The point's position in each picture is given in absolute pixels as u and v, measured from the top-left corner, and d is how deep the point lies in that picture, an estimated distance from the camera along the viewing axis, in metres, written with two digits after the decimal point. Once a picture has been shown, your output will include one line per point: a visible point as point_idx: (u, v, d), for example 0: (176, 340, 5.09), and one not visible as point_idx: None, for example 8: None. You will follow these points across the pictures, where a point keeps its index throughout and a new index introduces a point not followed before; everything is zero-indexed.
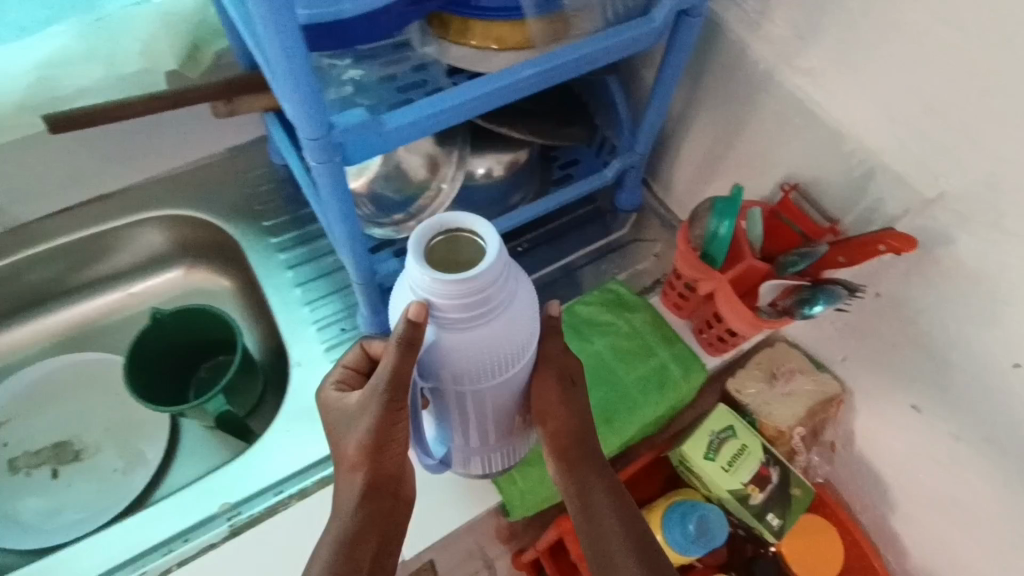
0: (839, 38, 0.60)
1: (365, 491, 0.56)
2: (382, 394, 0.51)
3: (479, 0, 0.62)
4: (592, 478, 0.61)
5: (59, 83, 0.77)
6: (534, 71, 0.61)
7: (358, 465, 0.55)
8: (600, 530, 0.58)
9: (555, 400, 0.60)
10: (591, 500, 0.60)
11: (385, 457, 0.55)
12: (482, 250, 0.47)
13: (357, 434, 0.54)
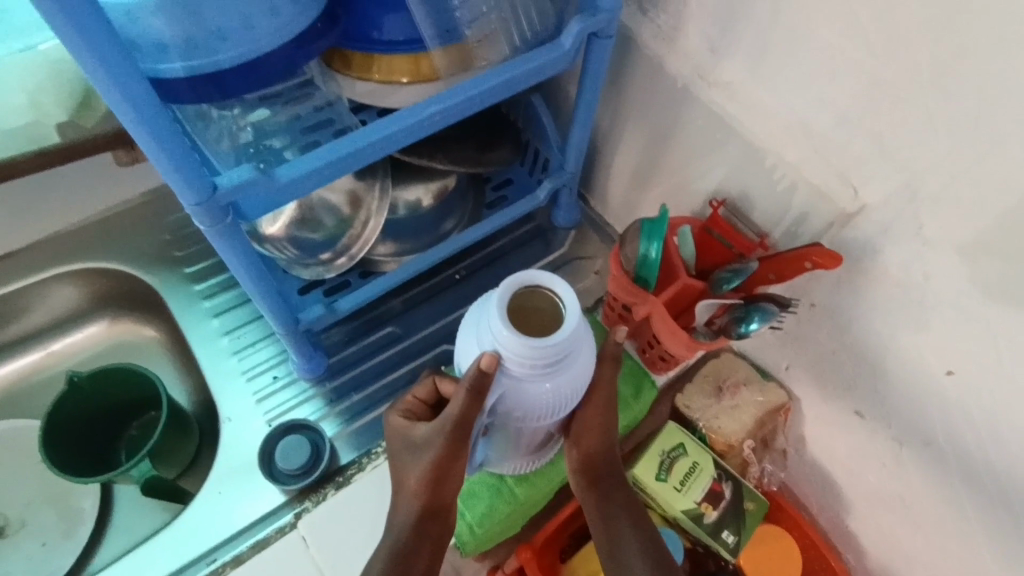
0: (750, 52, 0.59)
1: (421, 514, 0.60)
2: (448, 432, 0.55)
3: (380, 34, 0.59)
4: (615, 494, 0.67)
5: None
6: (439, 108, 0.58)
7: (418, 493, 0.60)
8: (619, 545, 0.64)
9: (589, 422, 0.65)
10: (612, 516, 0.66)
11: (441, 488, 0.59)
12: (560, 308, 0.55)
13: (421, 465, 0.59)
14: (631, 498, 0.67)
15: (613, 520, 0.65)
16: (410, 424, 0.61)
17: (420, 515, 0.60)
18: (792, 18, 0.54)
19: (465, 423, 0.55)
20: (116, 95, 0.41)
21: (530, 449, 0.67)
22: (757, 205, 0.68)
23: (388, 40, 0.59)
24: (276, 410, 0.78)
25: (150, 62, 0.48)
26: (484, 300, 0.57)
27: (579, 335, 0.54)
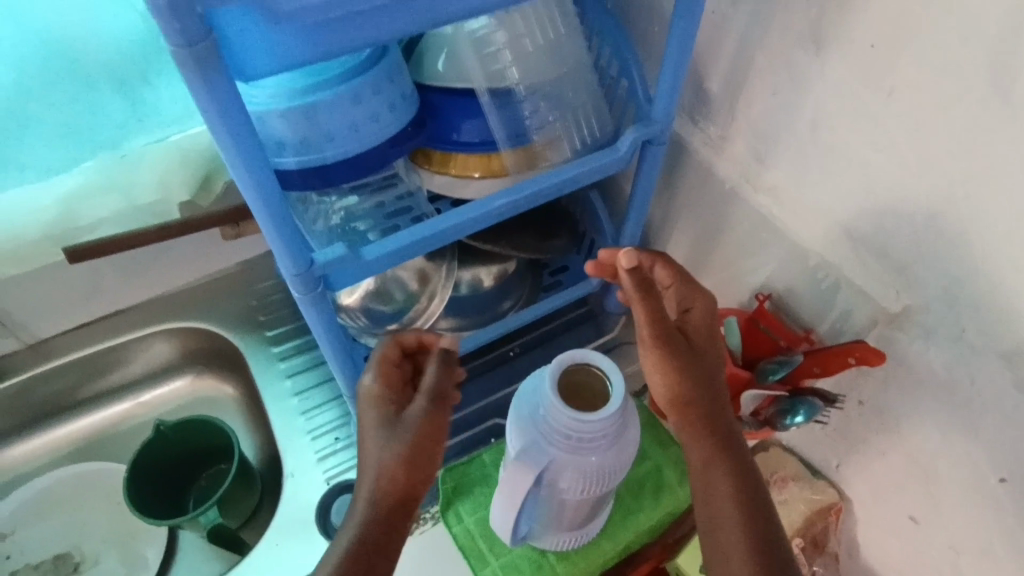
0: (792, 162, 0.65)
1: (389, 505, 0.57)
2: (427, 405, 0.59)
3: (459, 135, 0.68)
4: (722, 451, 0.60)
5: (80, 216, 0.78)
6: (507, 200, 0.65)
7: (391, 478, 0.57)
8: (723, 515, 0.58)
9: (677, 361, 0.60)
10: (718, 476, 0.59)
11: (406, 475, 0.57)
12: (607, 386, 0.59)
13: (393, 446, 0.58)
14: (744, 459, 0.60)
15: (720, 483, 0.59)
16: (381, 391, 0.62)
17: (389, 506, 0.57)
18: (829, 132, 0.60)
19: (444, 397, 0.60)
20: (249, 186, 0.50)
21: (570, 522, 0.69)
22: (803, 301, 0.71)
23: (465, 141, 0.68)
24: (335, 470, 0.83)
25: (272, 156, 0.58)
26: (536, 374, 0.62)
27: (623, 413, 0.58)
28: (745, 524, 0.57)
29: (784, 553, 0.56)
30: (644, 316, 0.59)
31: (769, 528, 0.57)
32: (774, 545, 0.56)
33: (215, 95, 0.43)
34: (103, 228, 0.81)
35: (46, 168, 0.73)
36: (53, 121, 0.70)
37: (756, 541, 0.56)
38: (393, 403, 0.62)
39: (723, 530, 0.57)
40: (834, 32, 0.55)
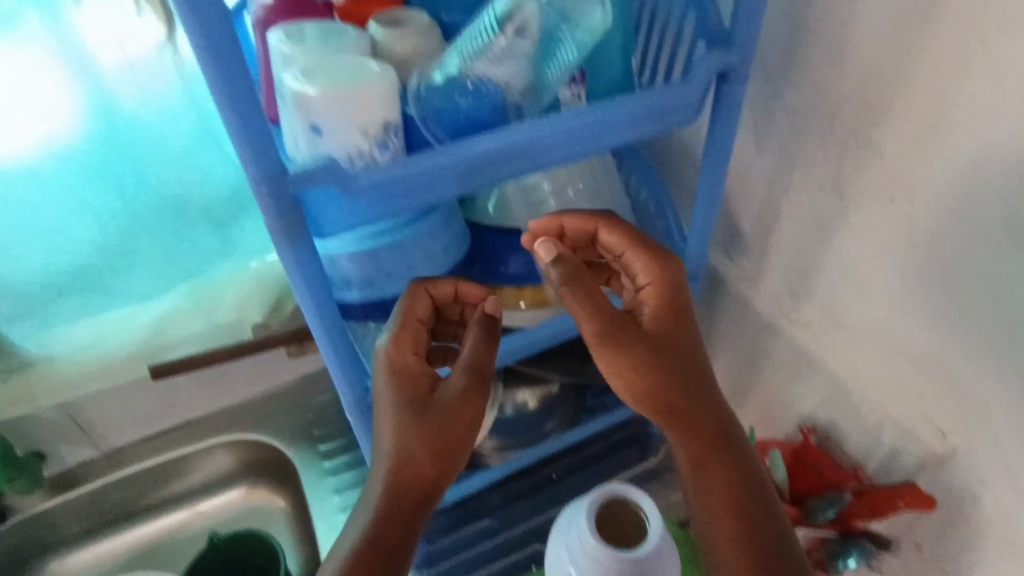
0: (826, 299, 0.67)
1: (409, 490, 0.57)
2: (467, 380, 0.58)
3: (506, 269, 0.74)
4: (703, 442, 0.59)
5: (167, 334, 0.86)
6: (550, 332, 0.72)
7: (419, 462, 0.57)
8: (717, 513, 0.57)
9: (635, 357, 0.56)
10: (705, 468, 0.59)
11: (437, 463, 0.57)
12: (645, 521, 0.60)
13: (424, 426, 0.57)
14: (728, 445, 0.59)
15: (711, 476, 0.58)
16: (410, 365, 0.59)
17: (408, 492, 0.57)
18: (861, 274, 0.62)
19: (484, 378, 0.58)
20: (319, 327, 0.56)
21: None
22: (847, 437, 0.71)
23: (513, 273, 0.74)
24: None
25: (338, 291, 0.65)
26: (572, 507, 0.63)
27: (662, 550, 0.58)
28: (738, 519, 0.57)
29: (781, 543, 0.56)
30: (591, 312, 0.56)
31: (763, 511, 0.57)
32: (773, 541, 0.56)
33: (298, 255, 0.50)
34: (186, 344, 0.87)
35: (144, 294, 0.82)
36: (156, 259, 0.80)
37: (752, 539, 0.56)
38: (420, 374, 0.59)
39: (721, 526, 0.57)
40: (854, 185, 0.59)
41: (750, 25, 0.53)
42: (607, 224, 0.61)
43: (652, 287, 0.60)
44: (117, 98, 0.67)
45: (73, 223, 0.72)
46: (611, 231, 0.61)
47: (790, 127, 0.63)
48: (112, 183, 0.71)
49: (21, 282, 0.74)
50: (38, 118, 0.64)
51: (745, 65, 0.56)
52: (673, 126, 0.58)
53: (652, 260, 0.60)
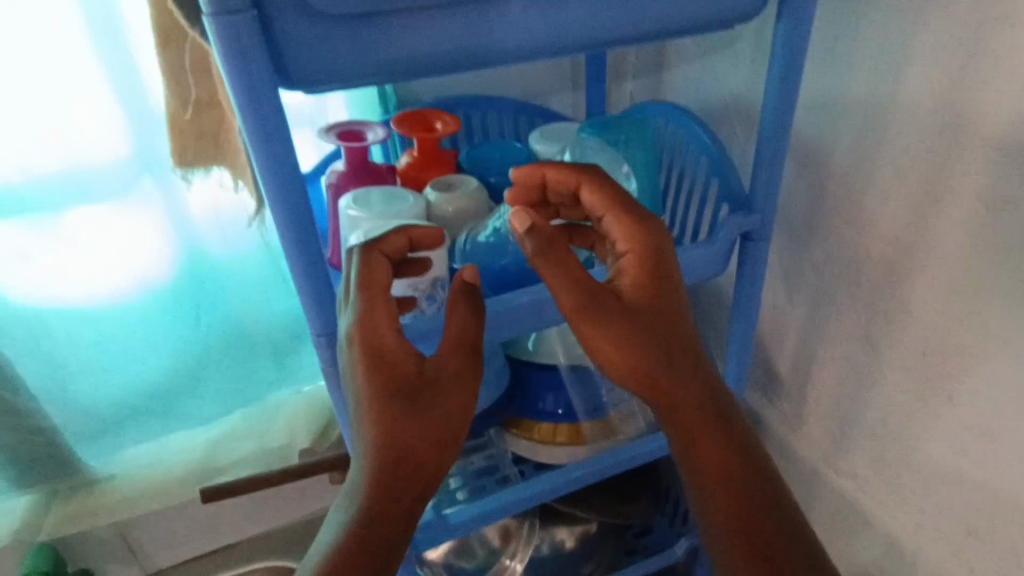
0: (871, 450, 0.66)
1: (405, 497, 0.44)
2: (465, 357, 0.47)
3: (543, 405, 0.76)
4: (700, 426, 0.47)
5: (219, 457, 0.92)
6: (583, 470, 0.71)
7: (415, 456, 0.44)
8: (723, 512, 0.45)
9: (616, 329, 0.45)
10: (705, 460, 0.46)
11: (423, 458, 0.45)
12: None
13: (420, 416, 0.45)
14: (733, 431, 0.47)
15: (714, 468, 0.46)
16: (392, 342, 0.45)
17: (399, 495, 0.44)
18: (904, 428, 0.62)
19: (475, 349, 0.47)
20: None
21: None
22: None
23: (550, 410, 0.75)
24: None
25: None
26: None
27: None
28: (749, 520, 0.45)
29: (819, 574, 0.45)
30: (558, 277, 0.46)
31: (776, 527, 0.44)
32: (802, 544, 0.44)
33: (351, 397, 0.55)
34: (235, 468, 0.92)
35: (204, 419, 0.87)
36: (221, 385, 0.85)
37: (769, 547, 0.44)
38: (399, 349, 0.45)
39: (730, 529, 0.45)
40: (886, 338, 0.61)
41: (769, 192, 0.58)
42: (591, 181, 0.50)
43: (631, 246, 0.48)
44: (206, 247, 0.76)
45: (151, 352, 0.79)
46: (593, 187, 0.50)
47: (819, 278, 0.66)
48: (190, 317, 0.79)
49: (99, 407, 0.79)
50: (137, 265, 0.72)
51: (767, 226, 0.60)
52: (703, 278, 0.60)
53: (634, 211, 0.49)
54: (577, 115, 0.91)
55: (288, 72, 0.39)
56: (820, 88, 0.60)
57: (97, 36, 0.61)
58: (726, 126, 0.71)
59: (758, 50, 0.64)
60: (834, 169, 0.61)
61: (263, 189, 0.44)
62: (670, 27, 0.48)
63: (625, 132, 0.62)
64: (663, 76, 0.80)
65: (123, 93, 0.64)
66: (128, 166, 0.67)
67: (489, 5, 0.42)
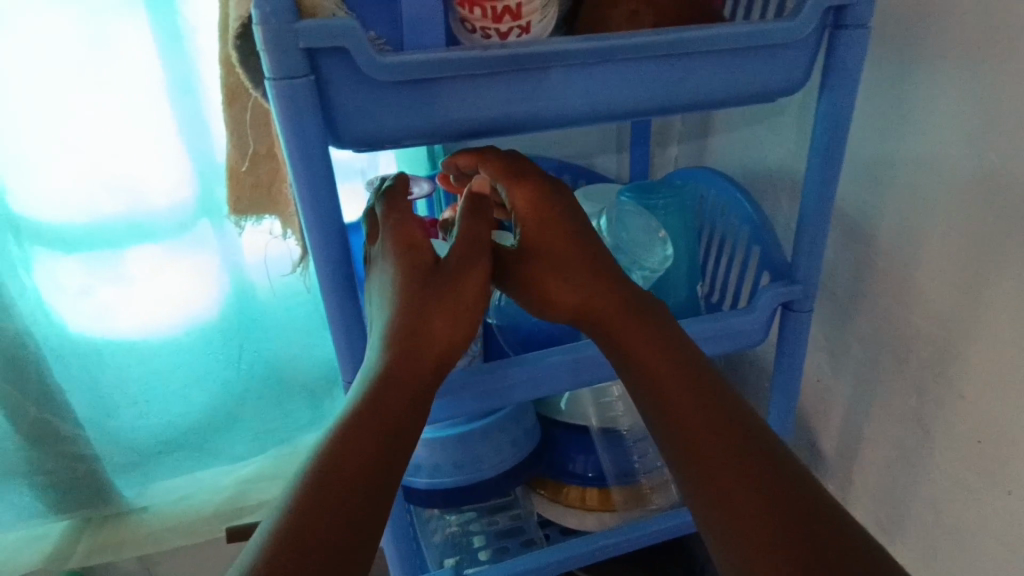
0: (921, 540, 0.62)
1: (421, 364, 0.46)
2: (474, 246, 0.51)
3: (572, 467, 0.74)
4: (661, 366, 0.47)
5: (247, 496, 0.93)
6: (610, 540, 0.68)
7: (433, 327, 0.48)
8: (703, 466, 0.43)
9: (550, 272, 0.51)
10: (669, 402, 0.46)
11: (433, 341, 0.47)
12: None
13: (437, 293, 0.48)
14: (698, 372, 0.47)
15: (683, 420, 0.45)
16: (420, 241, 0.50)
17: (415, 362, 0.46)
18: (956, 520, 0.58)
19: (482, 245, 0.51)
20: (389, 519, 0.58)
21: None
22: None
23: (580, 473, 0.74)
24: None
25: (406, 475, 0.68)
26: None
27: None
28: (732, 466, 0.42)
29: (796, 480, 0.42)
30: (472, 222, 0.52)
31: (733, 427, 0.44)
32: (805, 489, 0.41)
33: None
34: (262, 509, 0.92)
35: (237, 457, 0.88)
36: (255, 426, 0.87)
37: (759, 489, 0.41)
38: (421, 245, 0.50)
39: (714, 482, 0.42)
40: (936, 420, 0.58)
41: (812, 265, 0.57)
42: (487, 156, 0.53)
43: (523, 190, 0.52)
44: (253, 288, 0.78)
45: (192, 389, 0.81)
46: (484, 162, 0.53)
47: (864, 354, 0.64)
48: (233, 357, 0.81)
49: (138, 439, 0.82)
50: (188, 303, 0.76)
51: (810, 296, 0.58)
52: (737, 348, 0.59)
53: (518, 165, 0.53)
54: (619, 175, 0.93)
55: (339, 133, 0.42)
56: (865, 162, 0.59)
57: (174, 94, 0.66)
58: (768, 194, 0.71)
59: (801, 121, 0.64)
60: (880, 244, 0.59)
61: (308, 240, 0.45)
62: (713, 96, 0.49)
63: (662, 198, 0.62)
64: (706, 142, 0.81)
65: (191, 146, 0.69)
66: (188, 211, 0.71)
67: (532, 72, 0.43)
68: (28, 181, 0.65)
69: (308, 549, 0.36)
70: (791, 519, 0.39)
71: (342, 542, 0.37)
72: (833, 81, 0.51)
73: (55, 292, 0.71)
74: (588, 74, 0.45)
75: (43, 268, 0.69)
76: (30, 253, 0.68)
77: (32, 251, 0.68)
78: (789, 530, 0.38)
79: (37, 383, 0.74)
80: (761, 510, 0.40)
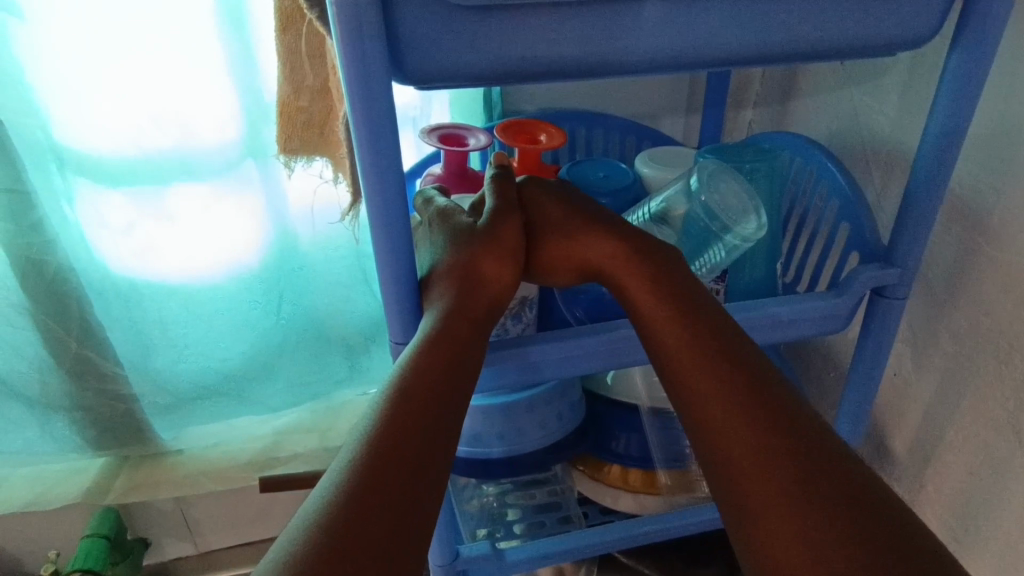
0: (1001, 555, 0.57)
1: (472, 317, 0.46)
2: (509, 207, 0.51)
3: (617, 447, 0.70)
4: (673, 333, 0.46)
5: (281, 448, 0.92)
6: (655, 526, 0.64)
7: (484, 285, 0.48)
8: (742, 465, 0.42)
9: (568, 234, 0.51)
10: (683, 373, 0.45)
11: (482, 290, 0.48)
12: None
13: (481, 247, 0.48)
14: (716, 336, 0.46)
15: (709, 409, 0.44)
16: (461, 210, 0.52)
17: (466, 315, 0.46)
18: None
19: (511, 200, 0.52)
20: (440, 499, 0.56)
21: None
22: None
23: (622, 452, 0.70)
24: None
25: None
26: None
27: None
28: (776, 460, 0.41)
29: (834, 459, 0.41)
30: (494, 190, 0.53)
31: (765, 407, 0.43)
32: (838, 467, 0.40)
33: None
34: (295, 462, 0.92)
35: (273, 408, 0.87)
36: (292, 377, 0.85)
37: (801, 479, 0.40)
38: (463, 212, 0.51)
39: (759, 479, 0.41)
40: None
41: (914, 246, 0.51)
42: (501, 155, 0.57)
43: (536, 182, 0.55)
44: (295, 236, 0.76)
45: (232, 336, 0.80)
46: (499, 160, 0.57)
47: (955, 349, 0.58)
48: (273, 306, 0.79)
49: (176, 383, 0.81)
50: (230, 247, 0.73)
51: (907, 282, 0.52)
52: (820, 333, 0.53)
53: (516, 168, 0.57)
54: (687, 140, 0.86)
55: (404, 66, 0.38)
56: (984, 133, 0.52)
57: (225, 24, 0.62)
58: (860, 166, 0.64)
59: (910, 83, 0.57)
60: (991, 229, 0.53)
61: (362, 183, 0.41)
62: (826, 43, 0.42)
63: (749, 161, 0.58)
64: (788, 107, 0.75)
65: (241, 83, 0.65)
66: (235, 151, 0.68)
67: (622, 5, 0.38)
68: (74, 108, 0.62)
69: (362, 514, 0.35)
70: (799, 498, 0.39)
71: (399, 497, 0.37)
72: (970, 34, 0.44)
73: (98, 227, 0.69)
74: (687, 11, 0.39)
75: (88, 201, 0.67)
76: (74, 184, 0.66)
77: (76, 182, 0.66)
78: (794, 506, 0.39)
79: (78, 319, 0.73)
80: (768, 488, 0.40)
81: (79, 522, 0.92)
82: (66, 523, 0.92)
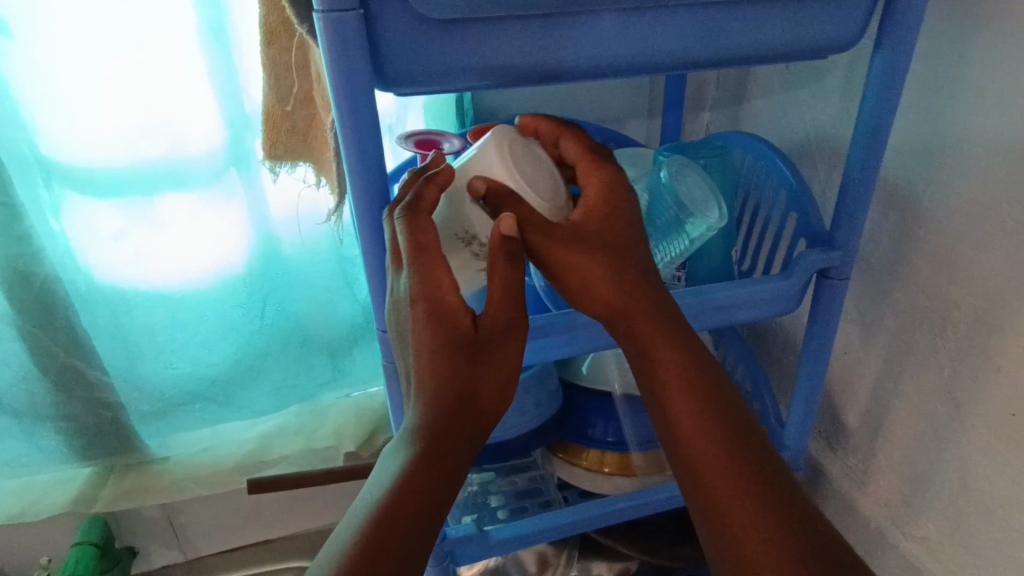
0: (944, 513, 0.62)
1: (471, 412, 0.46)
2: (510, 312, 0.46)
3: (593, 432, 0.74)
4: (687, 410, 0.47)
5: (268, 451, 0.94)
6: (630, 502, 0.68)
7: (482, 387, 0.47)
8: (736, 536, 0.42)
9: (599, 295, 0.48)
10: (693, 444, 0.46)
11: (485, 395, 0.47)
12: None
13: (480, 360, 0.46)
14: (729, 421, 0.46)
15: (712, 482, 0.44)
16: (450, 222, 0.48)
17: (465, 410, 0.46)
18: (979, 490, 0.58)
19: (517, 303, 0.46)
20: None
21: None
22: None
23: (599, 438, 0.74)
24: None
25: None
26: None
27: None
28: (772, 537, 0.41)
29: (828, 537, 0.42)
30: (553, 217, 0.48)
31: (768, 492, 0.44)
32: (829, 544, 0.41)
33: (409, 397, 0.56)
34: (282, 464, 0.94)
35: (258, 410, 0.88)
36: (278, 380, 0.87)
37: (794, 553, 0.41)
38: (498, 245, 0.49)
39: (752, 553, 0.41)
40: (968, 394, 0.57)
41: (852, 230, 0.56)
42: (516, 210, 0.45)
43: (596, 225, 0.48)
44: (278, 240, 0.78)
45: (217, 340, 0.81)
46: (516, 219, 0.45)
47: (897, 326, 0.63)
48: (257, 310, 0.81)
49: (163, 389, 0.82)
50: (215, 253, 0.76)
51: (848, 263, 0.57)
52: (766, 315, 0.58)
53: (611, 158, 0.50)
54: (650, 141, 0.91)
55: (384, 72, 0.41)
56: (910, 128, 0.58)
57: (207, 39, 0.65)
58: (808, 160, 0.70)
59: (847, 83, 0.63)
60: (922, 214, 0.58)
61: (350, 183, 0.45)
62: (766, 48, 0.47)
63: (704, 156, 0.64)
64: (742, 108, 0.80)
65: (223, 95, 0.68)
66: (218, 160, 0.71)
67: (581, 15, 0.42)
68: (61, 122, 0.65)
69: None
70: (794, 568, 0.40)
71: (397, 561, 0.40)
72: (890, 38, 0.49)
73: (86, 237, 0.71)
74: (639, 20, 0.43)
75: (75, 212, 0.69)
76: (61, 195, 0.68)
77: (63, 193, 0.68)
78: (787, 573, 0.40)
79: (66, 328, 0.75)
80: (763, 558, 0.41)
81: (64, 533, 0.93)
82: (54, 534, 0.92)
